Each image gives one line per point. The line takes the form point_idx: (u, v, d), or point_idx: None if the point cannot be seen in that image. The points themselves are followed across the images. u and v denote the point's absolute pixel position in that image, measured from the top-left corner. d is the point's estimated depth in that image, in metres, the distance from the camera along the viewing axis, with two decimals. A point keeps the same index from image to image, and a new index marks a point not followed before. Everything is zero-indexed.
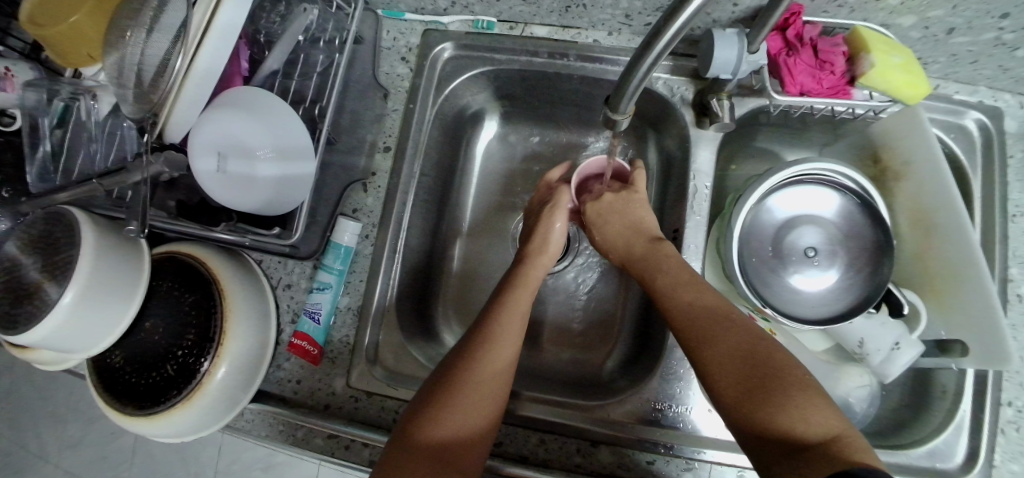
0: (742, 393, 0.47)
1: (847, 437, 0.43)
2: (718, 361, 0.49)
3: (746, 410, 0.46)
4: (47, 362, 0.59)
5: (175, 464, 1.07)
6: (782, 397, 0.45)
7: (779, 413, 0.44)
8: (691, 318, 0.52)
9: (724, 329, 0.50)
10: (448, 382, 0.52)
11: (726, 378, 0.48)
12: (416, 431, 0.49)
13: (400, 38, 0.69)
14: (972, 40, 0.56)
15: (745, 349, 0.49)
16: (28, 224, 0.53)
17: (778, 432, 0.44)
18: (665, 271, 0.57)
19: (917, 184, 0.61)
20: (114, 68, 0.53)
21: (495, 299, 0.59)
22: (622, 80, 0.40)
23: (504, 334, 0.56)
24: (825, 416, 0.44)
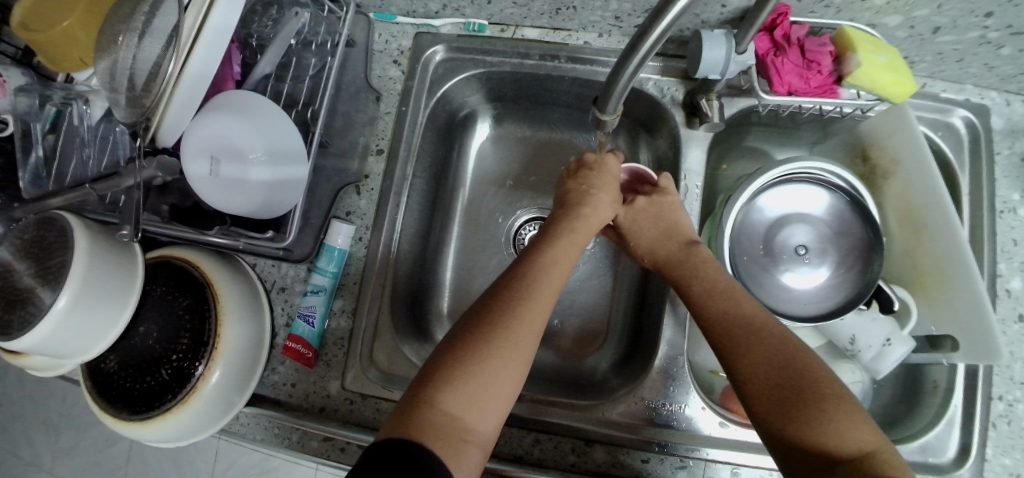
0: (778, 403, 0.46)
1: (881, 452, 0.43)
2: (754, 371, 0.48)
3: (781, 420, 0.46)
4: (41, 369, 0.59)
5: (169, 470, 1.07)
6: (819, 409, 0.45)
7: (816, 426, 0.44)
8: (728, 326, 0.51)
9: (760, 339, 0.50)
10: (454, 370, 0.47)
11: (762, 387, 0.48)
12: (436, 396, 0.46)
13: (392, 41, 0.70)
14: (957, 39, 0.57)
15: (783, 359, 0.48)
16: (20, 230, 0.53)
17: (813, 446, 0.44)
18: (701, 274, 0.56)
19: (905, 181, 0.61)
20: (107, 74, 0.54)
21: (528, 255, 0.55)
22: (609, 81, 0.40)
23: (540, 294, 0.52)
24: (861, 430, 0.44)
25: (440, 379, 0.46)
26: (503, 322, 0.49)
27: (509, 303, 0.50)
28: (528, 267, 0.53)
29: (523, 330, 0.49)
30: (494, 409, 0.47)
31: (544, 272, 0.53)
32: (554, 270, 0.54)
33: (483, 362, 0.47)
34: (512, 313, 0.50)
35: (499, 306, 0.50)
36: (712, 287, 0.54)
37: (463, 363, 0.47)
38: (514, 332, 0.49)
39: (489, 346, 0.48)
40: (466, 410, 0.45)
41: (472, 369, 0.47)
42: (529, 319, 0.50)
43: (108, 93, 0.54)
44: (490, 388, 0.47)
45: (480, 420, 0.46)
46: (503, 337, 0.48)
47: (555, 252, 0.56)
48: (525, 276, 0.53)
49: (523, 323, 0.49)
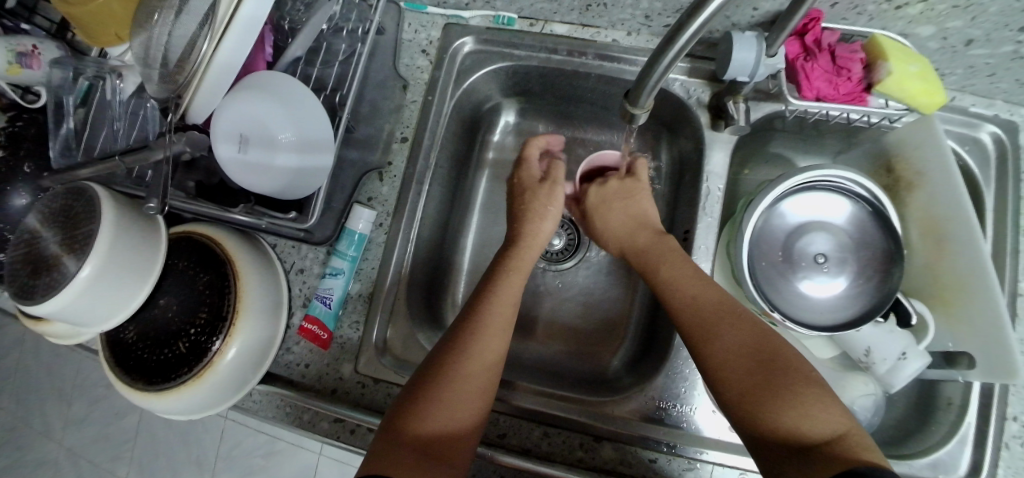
0: (748, 389, 0.47)
1: (852, 434, 0.44)
2: (726, 359, 0.49)
3: (751, 405, 0.47)
4: (62, 336, 0.60)
5: (175, 447, 1.08)
6: (786, 393, 0.46)
7: (784, 411, 0.45)
8: (697, 312, 0.53)
9: (729, 326, 0.51)
10: (437, 374, 0.51)
11: (734, 374, 0.48)
12: (405, 424, 0.48)
13: (421, 31, 0.70)
14: (990, 53, 0.56)
15: (753, 345, 0.49)
16: (48, 198, 0.54)
17: (783, 432, 0.45)
18: (675, 262, 0.57)
19: (929, 194, 0.61)
20: (141, 48, 0.54)
21: (483, 291, 0.58)
22: (642, 76, 0.41)
23: (493, 325, 0.55)
24: (831, 413, 0.45)
25: (408, 409, 0.49)
26: (456, 356, 0.52)
27: (464, 338, 0.53)
28: (481, 304, 0.56)
29: (475, 365, 0.52)
30: (461, 430, 0.49)
31: (492, 309, 0.56)
32: (501, 306, 0.57)
33: (444, 391, 0.50)
34: (468, 347, 0.53)
35: (452, 344, 0.53)
36: (682, 276, 0.56)
37: (427, 393, 0.50)
38: (467, 367, 0.51)
39: (449, 376, 0.51)
40: (434, 435, 0.48)
41: (437, 400, 0.49)
42: (481, 354, 0.53)
43: (142, 68, 0.54)
44: (453, 415, 0.49)
45: (449, 443, 0.49)
46: (458, 370, 0.51)
47: (505, 289, 0.58)
48: (477, 309, 0.56)
49: (475, 356, 0.52)
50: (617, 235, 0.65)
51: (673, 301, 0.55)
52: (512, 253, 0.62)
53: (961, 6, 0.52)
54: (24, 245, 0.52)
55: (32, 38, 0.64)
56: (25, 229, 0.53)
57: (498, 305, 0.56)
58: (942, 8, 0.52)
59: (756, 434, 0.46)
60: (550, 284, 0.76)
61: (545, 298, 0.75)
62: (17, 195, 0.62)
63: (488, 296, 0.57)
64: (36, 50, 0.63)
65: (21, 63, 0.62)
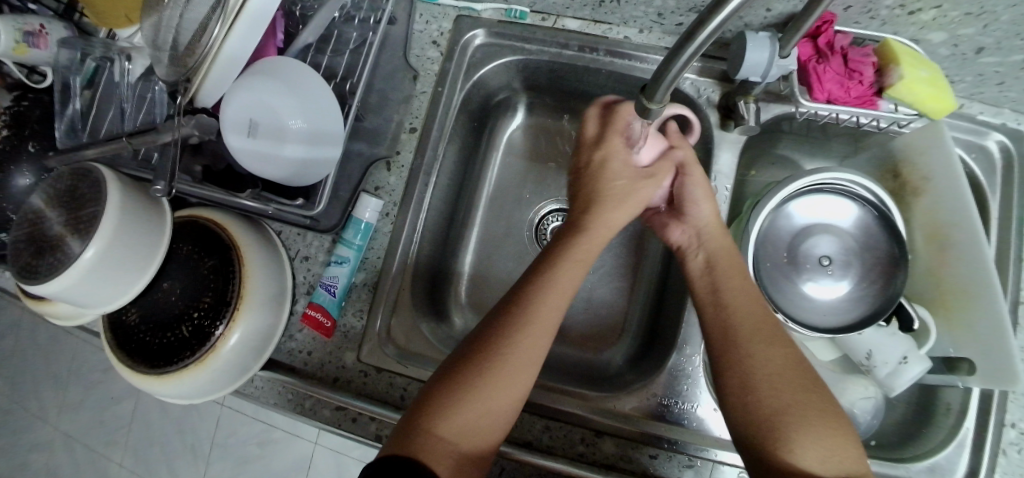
0: (776, 417, 0.46)
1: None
2: (760, 385, 0.47)
3: (778, 428, 0.46)
4: (63, 317, 0.59)
5: (170, 434, 1.08)
6: (817, 430, 0.45)
7: (806, 447, 0.44)
8: (745, 323, 0.51)
9: (779, 345, 0.49)
10: (482, 364, 0.49)
11: (767, 400, 0.47)
12: (443, 408, 0.47)
13: (432, 22, 0.70)
14: (1000, 61, 0.56)
15: (797, 377, 0.48)
16: (54, 178, 0.53)
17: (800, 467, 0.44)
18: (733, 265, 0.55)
19: (935, 200, 0.61)
20: (151, 30, 0.54)
21: (531, 279, 0.54)
22: (659, 70, 0.40)
23: (543, 316, 0.52)
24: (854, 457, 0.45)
25: (441, 405, 0.48)
26: (497, 355, 0.49)
27: (514, 327, 0.51)
28: (527, 295, 0.53)
29: (516, 366, 0.50)
30: (492, 434, 0.48)
31: (548, 294, 0.53)
32: (551, 297, 0.53)
33: (483, 396, 0.48)
34: (521, 336, 0.50)
35: (495, 340, 0.50)
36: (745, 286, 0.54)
37: (464, 393, 0.48)
38: (514, 360, 0.50)
39: (489, 378, 0.49)
40: (463, 437, 0.47)
41: (473, 405, 0.48)
42: (526, 357, 0.50)
43: (151, 49, 0.54)
44: (486, 419, 0.48)
45: (477, 446, 0.48)
46: (496, 370, 0.49)
47: (558, 276, 0.54)
48: (524, 300, 0.52)
49: (519, 356, 0.50)
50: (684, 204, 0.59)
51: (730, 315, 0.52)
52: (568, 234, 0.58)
53: (974, 14, 0.52)
54: (27, 224, 0.52)
55: (40, 17, 0.64)
56: (29, 209, 0.52)
57: (549, 300, 0.53)
58: (955, 14, 0.53)
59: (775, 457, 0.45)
60: None
61: None
62: (20, 175, 0.61)
63: (541, 287, 0.53)
64: (43, 30, 0.63)
65: (28, 43, 0.62)
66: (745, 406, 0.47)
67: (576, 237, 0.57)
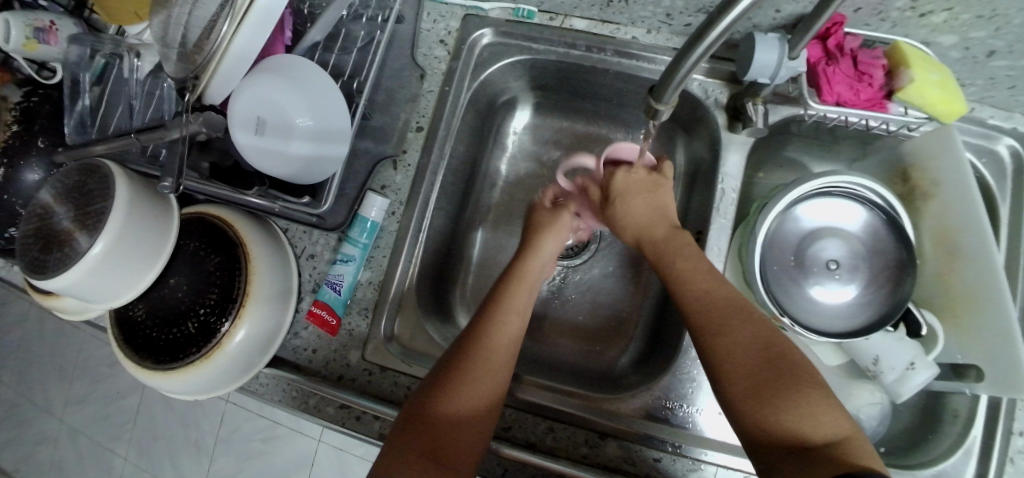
0: (750, 385, 0.45)
1: (853, 440, 0.42)
2: (728, 357, 0.47)
3: (748, 402, 0.45)
4: (71, 312, 0.60)
5: (175, 429, 1.08)
6: (794, 391, 0.44)
7: (786, 410, 0.43)
8: (704, 303, 0.50)
9: (742, 318, 0.49)
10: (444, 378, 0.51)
11: (738, 369, 0.46)
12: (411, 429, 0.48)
13: (440, 21, 0.70)
14: (1012, 65, 0.56)
15: (762, 343, 0.47)
16: (62, 174, 0.53)
17: (780, 429, 0.43)
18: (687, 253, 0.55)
19: (944, 205, 0.61)
20: (159, 27, 0.54)
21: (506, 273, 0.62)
22: (668, 71, 0.40)
23: (500, 331, 0.54)
24: (836, 415, 0.43)
25: (441, 377, 0.51)
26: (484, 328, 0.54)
27: (473, 342, 0.53)
28: (503, 284, 0.60)
29: (501, 337, 0.54)
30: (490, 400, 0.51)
31: (502, 310, 0.56)
32: (522, 283, 0.60)
33: (476, 363, 0.51)
34: (480, 350, 0.52)
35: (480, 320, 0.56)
36: (697, 269, 0.53)
37: (459, 364, 0.51)
38: (475, 370, 0.51)
39: (480, 348, 0.53)
40: (465, 402, 0.49)
41: (440, 420, 0.48)
42: (507, 327, 0.55)
43: (160, 46, 0.54)
44: (483, 384, 0.51)
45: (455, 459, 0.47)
46: (486, 341, 0.53)
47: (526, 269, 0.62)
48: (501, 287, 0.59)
49: (503, 328, 0.55)
50: (637, 224, 0.60)
51: (683, 294, 0.52)
52: (516, 265, 0.62)
53: (986, 17, 0.51)
54: (35, 220, 0.52)
55: (50, 14, 0.64)
56: (38, 204, 0.53)
57: (522, 285, 0.60)
58: (967, 17, 0.52)
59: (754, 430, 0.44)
60: (560, 281, 0.76)
61: (552, 295, 0.75)
62: (29, 170, 0.61)
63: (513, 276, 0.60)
64: (54, 26, 0.63)
65: (38, 39, 0.62)
66: (716, 380, 0.47)
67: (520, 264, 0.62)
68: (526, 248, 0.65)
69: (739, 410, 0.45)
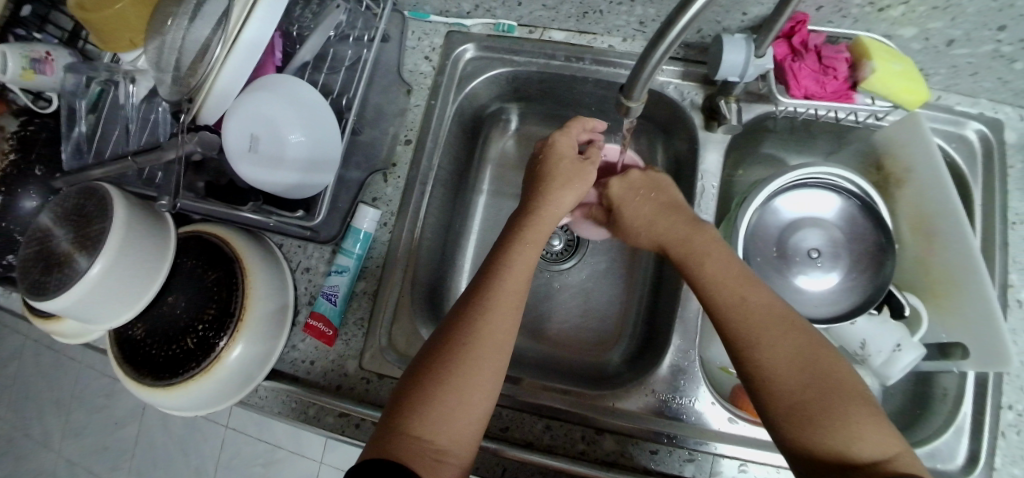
0: (793, 404, 0.47)
1: (901, 458, 0.44)
2: (772, 375, 0.48)
3: (792, 419, 0.46)
4: (69, 335, 0.62)
5: (174, 457, 1.07)
6: (841, 410, 0.45)
7: (830, 428, 0.45)
8: (738, 316, 0.51)
9: (780, 332, 0.50)
10: (444, 354, 0.50)
11: (778, 386, 0.48)
12: (414, 405, 0.48)
13: (424, 38, 0.73)
14: (971, 52, 0.59)
15: (805, 360, 0.48)
16: (59, 198, 0.55)
17: (828, 450, 0.44)
18: (714, 256, 0.56)
19: (917, 189, 0.63)
20: (154, 53, 0.56)
21: (486, 278, 0.55)
22: (635, 69, 0.42)
23: (504, 302, 0.53)
24: (883, 434, 0.45)
25: (412, 406, 0.48)
26: (456, 353, 0.50)
27: (475, 314, 0.52)
28: (480, 298, 0.53)
29: (490, 338, 0.51)
30: (468, 434, 0.48)
31: (506, 280, 0.54)
32: (503, 300, 0.53)
33: (454, 395, 0.48)
34: (480, 323, 0.51)
35: (451, 344, 0.50)
36: (723, 274, 0.54)
37: (428, 392, 0.48)
38: (477, 349, 0.50)
39: (450, 379, 0.49)
40: (440, 437, 0.47)
41: (440, 399, 0.48)
42: (485, 359, 0.50)
43: (155, 71, 0.56)
44: (460, 417, 0.48)
45: (457, 442, 0.47)
46: (457, 374, 0.49)
47: (508, 285, 0.54)
48: (477, 303, 0.53)
49: (506, 288, 0.54)
50: (649, 226, 0.62)
51: (714, 300, 0.53)
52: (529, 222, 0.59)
53: (941, 7, 0.54)
54: (34, 243, 0.53)
55: (46, 46, 0.66)
56: (37, 227, 0.54)
57: (504, 301, 0.53)
58: (922, 9, 0.55)
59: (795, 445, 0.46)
60: (552, 285, 0.77)
61: (545, 299, 0.76)
62: (27, 198, 0.63)
63: (489, 292, 0.53)
64: (50, 57, 0.66)
65: (35, 69, 0.64)
66: (760, 397, 0.49)
67: (530, 220, 0.59)
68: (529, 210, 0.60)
69: (781, 422, 0.47)
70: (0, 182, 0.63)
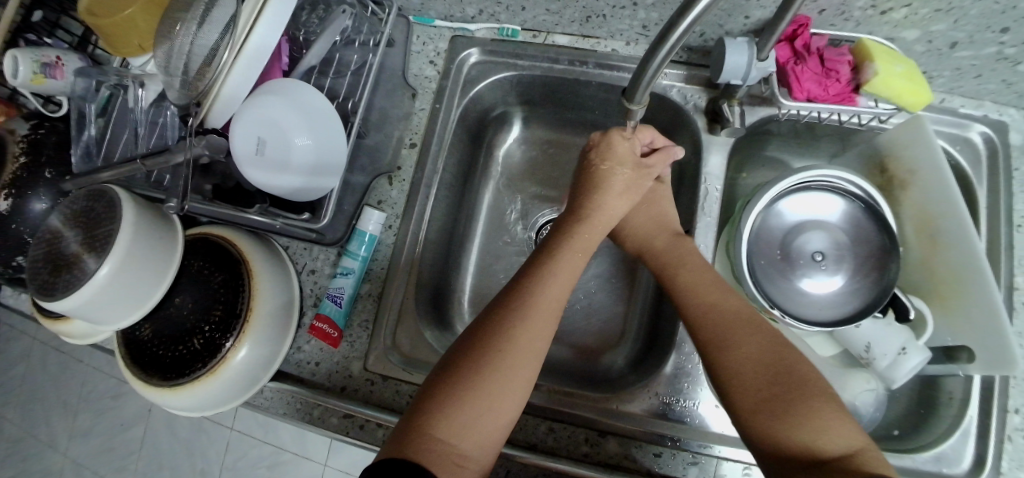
0: (759, 403, 0.48)
1: (866, 453, 0.44)
2: (739, 374, 0.49)
3: (761, 418, 0.47)
4: (77, 336, 0.63)
5: (180, 459, 1.08)
6: (804, 404, 0.46)
7: (797, 426, 0.45)
8: (713, 320, 0.53)
9: (748, 334, 0.51)
10: (476, 355, 0.50)
11: (743, 385, 0.49)
12: (441, 405, 0.48)
13: (429, 43, 0.74)
14: (974, 54, 0.59)
15: (770, 358, 0.50)
16: (69, 200, 0.55)
17: (795, 445, 0.45)
18: (689, 265, 0.58)
19: (922, 191, 0.63)
20: (163, 58, 0.56)
21: (521, 284, 0.55)
22: (636, 73, 0.43)
23: (540, 306, 0.53)
24: (848, 431, 0.45)
25: (437, 410, 0.48)
26: (490, 355, 0.50)
27: (511, 317, 0.52)
28: (516, 302, 0.54)
29: (523, 341, 0.51)
30: (491, 435, 0.48)
31: (540, 285, 0.55)
32: (540, 308, 0.53)
33: (481, 394, 0.48)
34: (512, 326, 0.52)
35: (484, 346, 0.51)
36: (699, 280, 0.56)
37: (457, 392, 0.48)
38: (511, 352, 0.51)
39: (478, 383, 0.49)
40: (460, 438, 0.47)
41: (468, 401, 0.48)
42: (514, 363, 0.50)
43: (164, 76, 0.56)
44: (487, 418, 0.48)
45: (482, 443, 0.47)
46: (488, 377, 0.49)
47: (544, 290, 0.55)
48: (512, 306, 0.53)
49: (546, 293, 0.54)
50: (638, 234, 0.65)
51: (687, 308, 0.55)
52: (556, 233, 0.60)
53: (944, 10, 0.55)
54: (44, 244, 0.54)
55: (56, 51, 0.67)
56: (47, 229, 0.55)
57: (539, 305, 0.54)
58: (926, 12, 0.55)
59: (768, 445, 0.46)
60: None
61: None
62: (37, 200, 0.63)
63: (523, 296, 0.54)
64: (60, 61, 0.67)
65: (45, 73, 0.65)
66: (727, 395, 0.50)
67: (575, 226, 0.60)
68: (571, 218, 0.61)
69: (747, 422, 0.48)
70: (9, 185, 0.64)
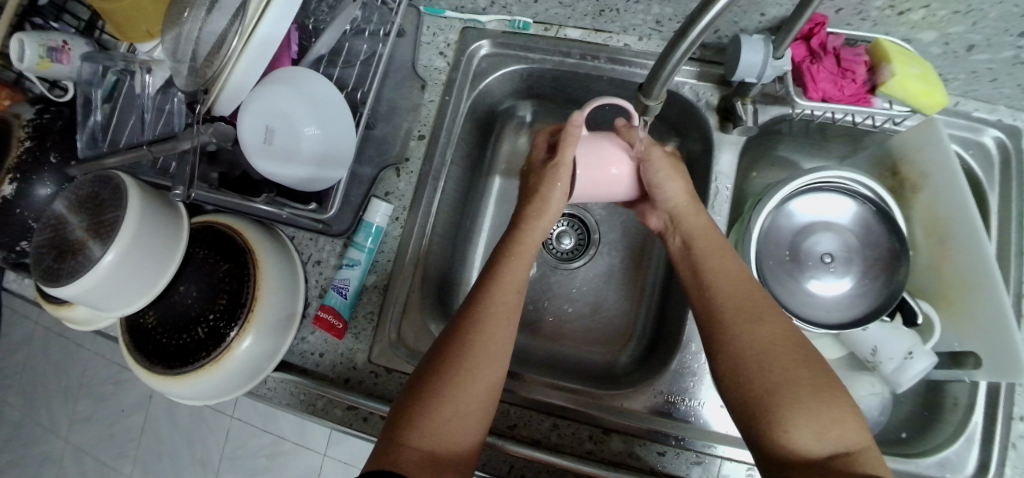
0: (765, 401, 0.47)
1: (864, 452, 0.44)
2: (746, 371, 0.48)
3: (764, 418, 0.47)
4: (81, 322, 0.62)
5: (180, 447, 1.08)
6: (805, 404, 0.46)
7: (802, 425, 0.45)
8: (721, 314, 0.52)
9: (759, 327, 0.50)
10: (442, 358, 0.50)
11: (752, 382, 0.48)
12: (412, 409, 0.48)
13: (439, 34, 0.73)
14: (991, 58, 0.58)
15: (779, 353, 0.48)
16: (74, 186, 0.55)
17: (789, 448, 0.45)
18: (708, 255, 0.56)
19: (933, 195, 0.62)
20: (171, 44, 0.56)
21: (483, 286, 0.55)
22: (655, 68, 0.42)
23: (502, 308, 0.53)
24: (852, 429, 0.45)
25: (409, 414, 0.48)
26: (458, 359, 0.50)
27: (476, 321, 0.52)
28: (482, 305, 0.53)
29: (488, 342, 0.51)
30: (465, 436, 0.48)
31: (502, 287, 0.55)
32: (501, 310, 0.53)
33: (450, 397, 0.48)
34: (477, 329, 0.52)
35: (453, 351, 0.51)
36: (716, 273, 0.54)
37: (428, 395, 0.48)
38: (476, 354, 0.50)
39: (448, 386, 0.49)
40: (436, 442, 0.47)
41: (439, 404, 0.48)
42: (483, 365, 0.50)
43: (171, 62, 0.56)
44: (459, 420, 0.48)
45: (457, 445, 0.48)
46: (457, 380, 0.49)
47: (503, 293, 0.55)
48: (476, 310, 0.53)
49: (507, 295, 0.54)
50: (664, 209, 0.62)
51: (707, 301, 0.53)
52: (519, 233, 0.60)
53: (962, 12, 0.54)
54: (48, 230, 0.53)
55: (63, 35, 0.66)
56: (51, 215, 0.54)
57: (501, 307, 0.53)
58: (944, 13, 0.55)
59: (771, 444, 0.46)
60: (560, 283, 0.77)
61: (553, 298, 0.76)
62: (41, 185, 0.63)
63: (486, 298, 0.54)
64: (66, 46, 0.66)
65: (52, 58, 0.65)
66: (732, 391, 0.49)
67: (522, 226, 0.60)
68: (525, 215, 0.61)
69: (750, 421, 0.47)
70: (14, 168, 0.62)
